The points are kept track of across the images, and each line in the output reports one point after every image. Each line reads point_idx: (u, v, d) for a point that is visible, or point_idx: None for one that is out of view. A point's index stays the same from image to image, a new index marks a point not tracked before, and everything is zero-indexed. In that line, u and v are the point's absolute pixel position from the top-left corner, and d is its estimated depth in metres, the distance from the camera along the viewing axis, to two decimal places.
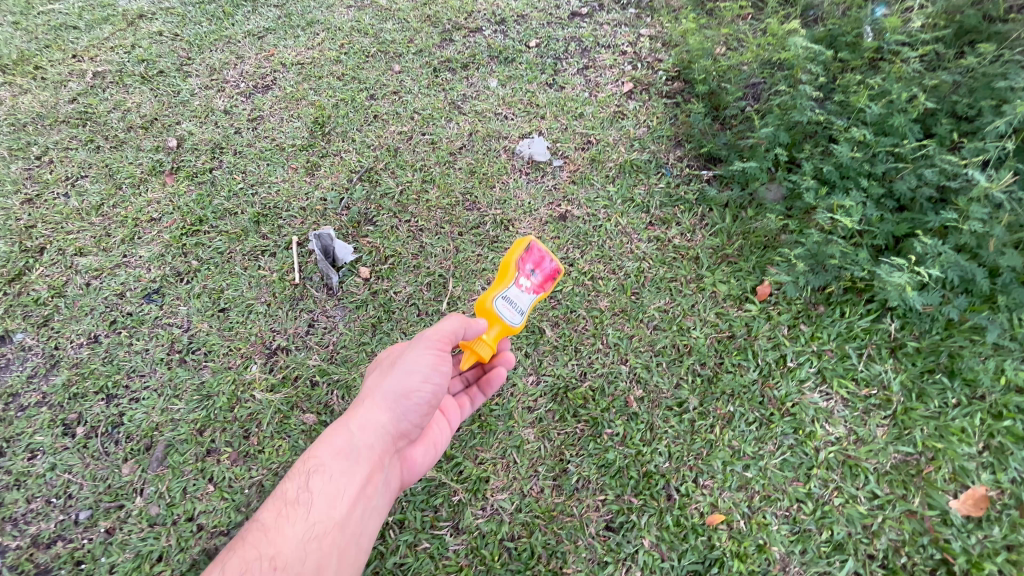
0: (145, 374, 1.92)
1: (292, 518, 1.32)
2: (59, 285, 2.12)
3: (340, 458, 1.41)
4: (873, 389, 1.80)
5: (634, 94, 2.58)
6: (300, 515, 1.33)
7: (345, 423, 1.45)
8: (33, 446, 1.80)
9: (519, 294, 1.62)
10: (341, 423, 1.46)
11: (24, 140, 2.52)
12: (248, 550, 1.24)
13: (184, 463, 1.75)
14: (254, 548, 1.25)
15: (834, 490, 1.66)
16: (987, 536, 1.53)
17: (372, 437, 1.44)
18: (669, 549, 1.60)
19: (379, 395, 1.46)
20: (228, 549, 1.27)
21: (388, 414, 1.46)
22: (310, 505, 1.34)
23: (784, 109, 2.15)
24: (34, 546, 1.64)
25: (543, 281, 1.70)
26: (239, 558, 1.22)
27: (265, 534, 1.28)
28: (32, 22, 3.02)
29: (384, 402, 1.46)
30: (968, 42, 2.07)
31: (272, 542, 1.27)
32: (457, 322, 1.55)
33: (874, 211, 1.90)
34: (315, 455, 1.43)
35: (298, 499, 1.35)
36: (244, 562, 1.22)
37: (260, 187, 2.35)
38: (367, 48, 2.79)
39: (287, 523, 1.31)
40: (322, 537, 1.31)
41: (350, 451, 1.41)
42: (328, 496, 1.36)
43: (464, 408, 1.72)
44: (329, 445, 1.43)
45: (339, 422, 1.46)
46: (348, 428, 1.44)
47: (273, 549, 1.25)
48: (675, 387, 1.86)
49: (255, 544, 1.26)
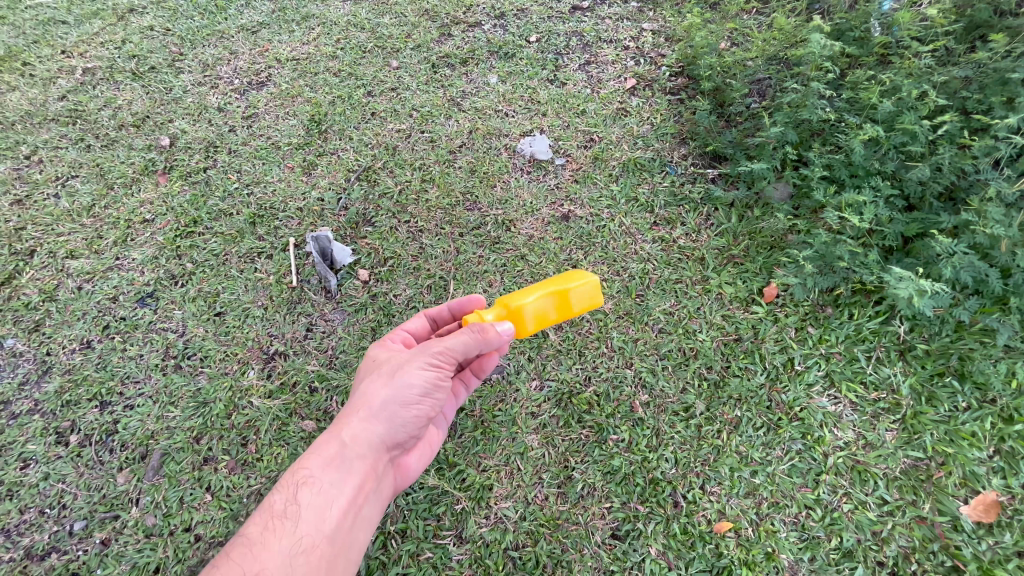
0: (140, 381, 1.88)
1: (279, 533, 1.27)
2: (50, 289, 2.07)
3: (331, 469, 1.35)
4: (882, 393, 1.77)
5: (636, 90, 2.53)
6: (288, 530, 1.27)
7: (336, 433, 1.38)
8: (26, 455, 1.76)
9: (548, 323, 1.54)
10: (332, 431, 1.39)
11: (13, 139, 2.46)
12: (232, 567, 1.20)
13: (181, 472, 1.71)
14: (239, 564, 1.21)
15: (843, 496, 1.63)
16: (998, 542, 1.51)
17: (364, 448, 1.38)
18: (676, 558, 1.57)
19: (372, 405, 1.38)
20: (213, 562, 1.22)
21: (381, 423, 1.38)
22: (297, 519, 1.28)
23: (793, 107, 2.10)
24: (27, 558, 1.60)
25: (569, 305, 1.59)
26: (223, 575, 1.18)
27: (251, 550, 1.23)
28: (19, 17, 2.95)
29: (378, 412, 1.38)
30: (979, 37, 2.01)
31: (257, 557, 1.23)
32: (476, 339, 1.34)
33: (886, 210, 1.86)
34: (305, 465, 1.37)
35: (285, 512, 1.30)
36: None
37: (255, 187, 2.30)
38: (364, 44, 2.73)
39: (273, 538, 1.26)
40: (310, 553, 1.26)
41: (341, 462, 1.36)
42: (317, 509, 1.31)
43: (458, 397, 1.69)
44: (319, 454, 1.37)
45: (331, 430, 1.39)
46: (340, 437, 1.37)
47: (258, 566, 1.21)
48: (681, 392, 1.82)
49: (240, 560, 1.22)
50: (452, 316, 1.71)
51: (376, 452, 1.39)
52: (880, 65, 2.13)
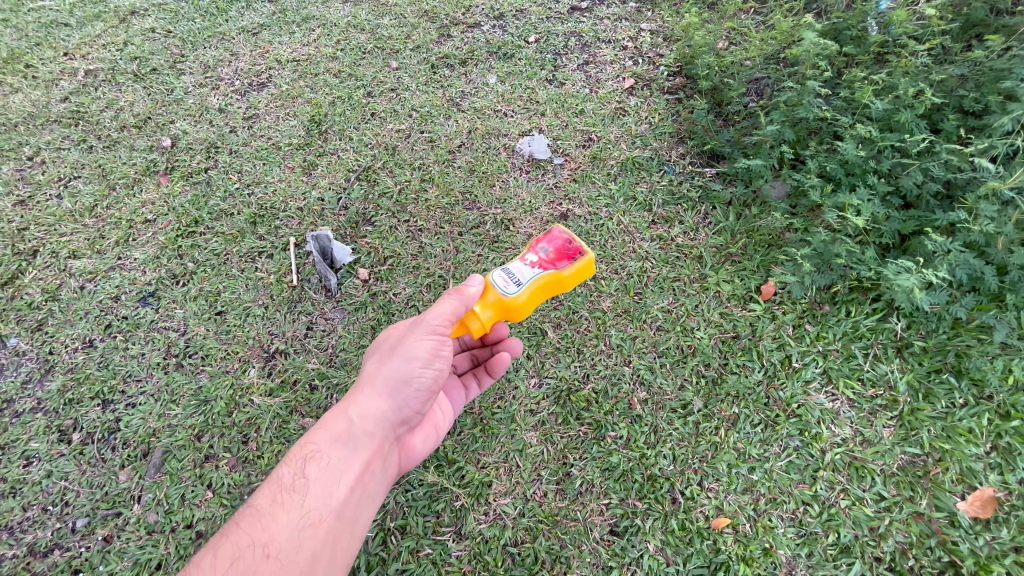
0: (142, 379, 1.90)
1: (286, 506, 1.27)
2: (52, 289, 2.08)
3: (338, 445, 1.36)
4: (880, 390, 1.78)
5: (635, 90, 2.55)
6: (295, 503, 1.27)
7: (344, 410, 1.39)
8: (29, 453, 1.77)
9: (515, 263, 1.55)
10: (338, 408, 1.41)
11: (16, 141, 2.48)
12: (241, 536, 1.21)
13: (182, 470, 1.73)
14: (248, 534, 1.21)
15: (840, 492, 1.64)
16: (995, 537, 1.51)
17: (371, 425, 1.39)
18: (674, 553, 1.58)
19: (379, 381, 1.40)
20: (222, 533, 1.23)
21: (388, 401, 1.40)
22: (305, 493, 1.29)
23: (789, 106, 2.11)
24: (30, 555, 1.61)
25: (557, 259, 1.58)
26: (232, 544, 1.18)
27: (259, 521, 1.24)
28: (21, 20, 2.97)
29: (383, 389, 1.39)
30: (975, 36, 2.02)
31: (265, 529, 1.23)
32: (457, 302, 1.41)
33: (882, 209, 1.87)
34: (312, 441, 1.37)
35: (293, 486, 1.30)
36: (237, 549, 1.18)
37: (256, 187, 2.31)
38: (364, 45, 2.74)
39: (281, 511, 1.26)
40: (317, 526, 1.26)
41: (348, 438, 1.37)
42: (325, 484, 1.31)
43: (469, 389, 1.73)
44: (327, 430, 1.37)
45: (338, 407, 1.41)
46: (348, 413, 1.39)
47: (266, 537, 1.21)
48: (679, 389, 1.84)
49: (249, 530, 1.22)
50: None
51: (383, 430, 1.40)
52: (877, 64, 2.14)
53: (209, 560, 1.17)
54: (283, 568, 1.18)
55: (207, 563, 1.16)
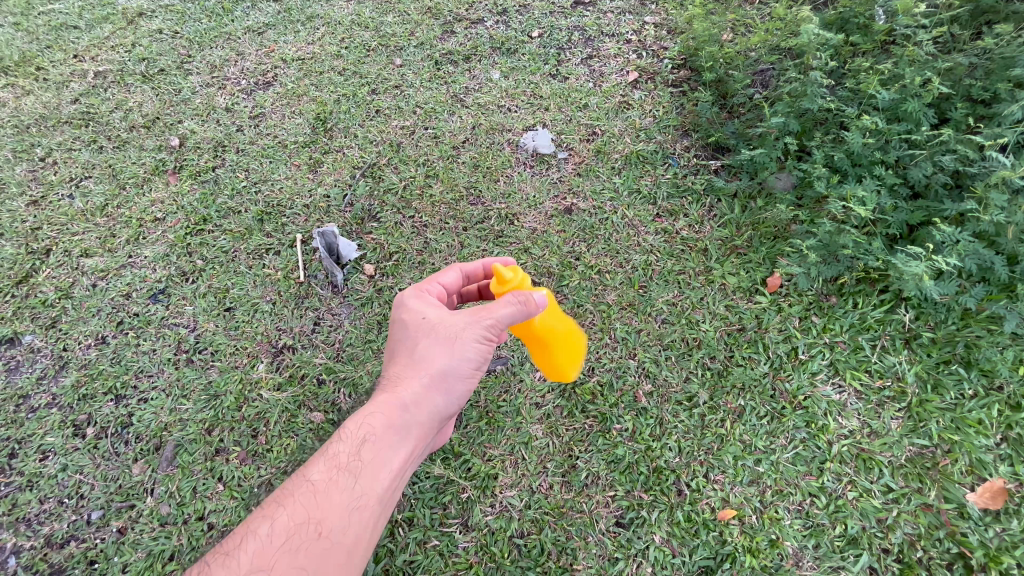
0: (153, 375, 1.93)
1: (339, 485, 1.25)
2: (66, 287, 2.12)
3: (389, 431, 1.32)
4: (888, 381, 1.77)
5: (639, 83, 2.54)
6: (347, 484, 1.25)
7: (397, 394, 1.34)
8: (45, 447, 1.81)
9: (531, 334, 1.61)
10: (390, 392, 1.35)
11: (29, 142, 2.52)
12: (298, 510, 1.21)
13: (194, 463, 1.76)
14: (303, 508, 1.21)
15: (848, 484, 1.63)
16: (1006, 529, 1.50)
17: (424, 414, 1.35)
18: (680, 545, 1.58)
19: (433, 371, 1.35)
20: (276, 500, 1.24)
21: (442, 392, 1.36)
22: (359, 475, 1.26)
23: (795, 96, 2.09)
24: (47, 546, 1.65)
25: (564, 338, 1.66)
26: (290, 517, 1.20)
27: (314, 498, 1.23)
28: (32, 23, 3.01)
29: (435, 380, 1.35)
30: (985, 22, 1.99)
31: (319, 505, 1.22)
32: (519, 307, 1.33)
33: (889, 200, 1.85)
34: (364, 421, 1.33)
35: (347, 466, 1.28)
36: (294, 523, 1.19)
37: (263, 185, 2.34)
38: (367, 43, 2.76)
39: (335, 490, 1.24)
40: (365, 510, 1.24)
41: (399, 426, 1.32)
42: (376, 468, 1.28)
43: None
44: (379, 414, 1.33)
45: (391, 390, 1.35)
46: (401, 398, 1.33)
47: (320, 514, 1.20)
48: (685, 381, 1.84)
49: (304, 504, 1.22)
50: (485, 273, 1.68)
51: (433, 420, 1.37)
52: (883, 54, 2.12)
53: (267, 528, 1.19)
54: (333, 547, 1.18)
55: (265, 530, 1.19)
